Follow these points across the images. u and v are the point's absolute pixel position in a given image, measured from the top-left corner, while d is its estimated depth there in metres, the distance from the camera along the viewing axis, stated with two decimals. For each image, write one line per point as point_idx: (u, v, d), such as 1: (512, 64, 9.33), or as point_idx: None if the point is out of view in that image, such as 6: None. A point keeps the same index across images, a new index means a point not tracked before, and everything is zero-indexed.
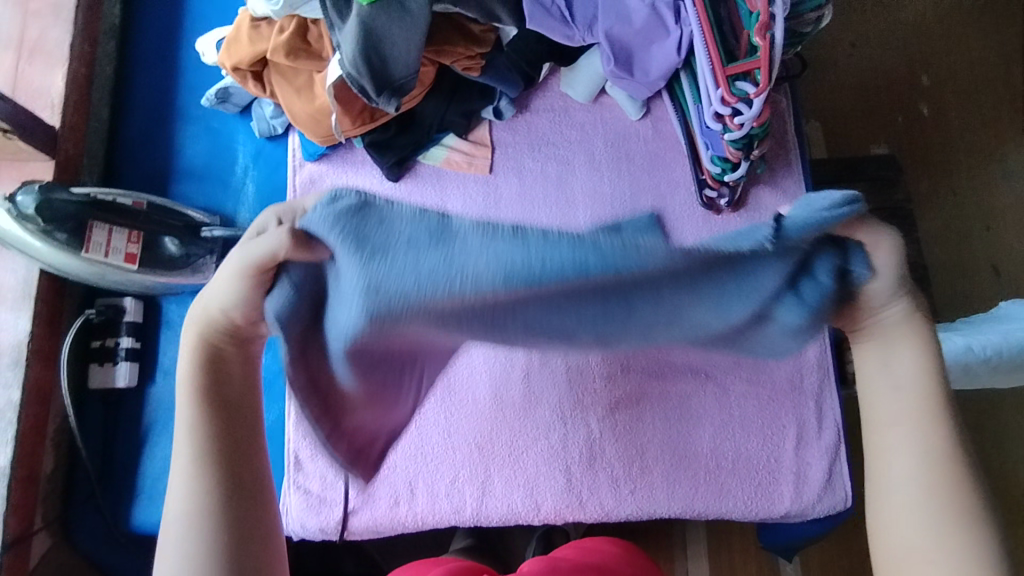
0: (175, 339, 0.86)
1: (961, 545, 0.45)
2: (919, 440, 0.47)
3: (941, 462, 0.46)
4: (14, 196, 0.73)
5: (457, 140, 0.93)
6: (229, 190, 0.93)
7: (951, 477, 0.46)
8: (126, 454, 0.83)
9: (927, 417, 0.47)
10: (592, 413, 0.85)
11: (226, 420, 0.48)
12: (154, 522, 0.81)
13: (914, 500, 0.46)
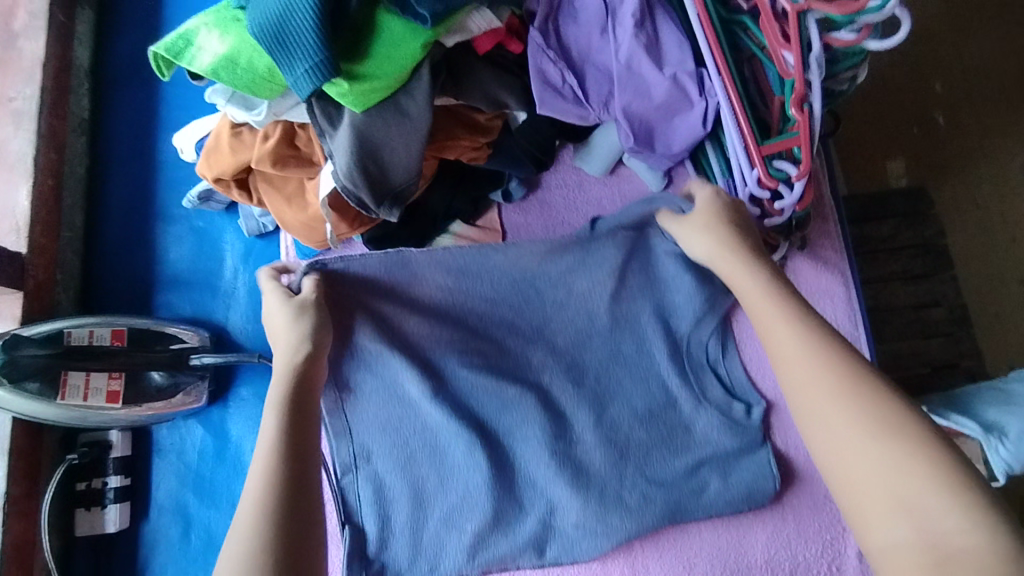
0: (170, 470, 0.79)
1: (876, 437, 0.48)
2: (813, 368, 0.53)
3: (834, 374, 0.52)
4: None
5: (463, 226, 0.85)
6: (218, 296, 0.85)
7: (843, 382, 0.51)
8: None
9: (805, 333, 0.55)
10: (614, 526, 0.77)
11: (293, 449, 0.56)
12: None
13: (841, 434, 0.50)
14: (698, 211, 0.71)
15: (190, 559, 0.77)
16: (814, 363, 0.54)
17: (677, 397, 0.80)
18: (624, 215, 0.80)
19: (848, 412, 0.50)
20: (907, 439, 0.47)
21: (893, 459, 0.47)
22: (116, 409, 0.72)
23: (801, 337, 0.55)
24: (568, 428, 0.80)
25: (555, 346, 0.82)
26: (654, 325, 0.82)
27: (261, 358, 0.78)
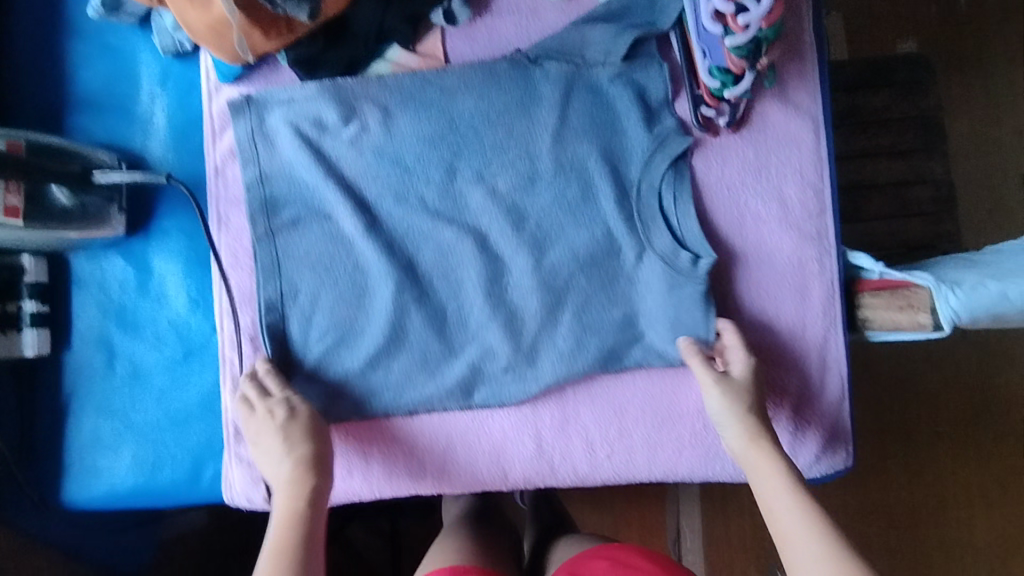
0: (92, 300, 0.77)
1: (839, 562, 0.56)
2: (798, 517, 0.60)
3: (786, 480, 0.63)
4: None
5: (400, 53, 0.77)
6: (135, 122, 0.79)
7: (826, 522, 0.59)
8: (49, 428, 0.75)
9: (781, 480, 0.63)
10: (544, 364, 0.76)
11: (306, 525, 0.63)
12: (91, 498, 0.75)
13: (799, 535, 0.59)
14: (738, 377, 0.70)
15: (116, 387, 0.76)
16: (757, 449, 0.66)
17: (622, 246, 0.75)
18: (605, 38, 0.76)
19: (776, 469, 0.64)
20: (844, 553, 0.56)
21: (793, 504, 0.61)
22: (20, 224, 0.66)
23: (739, 417, 0.69)
24: (504, 272, 0.76)
25: (495, 189, 0.77)
26: (601, 165, 0.76)
27: (171, 181, 0.74)
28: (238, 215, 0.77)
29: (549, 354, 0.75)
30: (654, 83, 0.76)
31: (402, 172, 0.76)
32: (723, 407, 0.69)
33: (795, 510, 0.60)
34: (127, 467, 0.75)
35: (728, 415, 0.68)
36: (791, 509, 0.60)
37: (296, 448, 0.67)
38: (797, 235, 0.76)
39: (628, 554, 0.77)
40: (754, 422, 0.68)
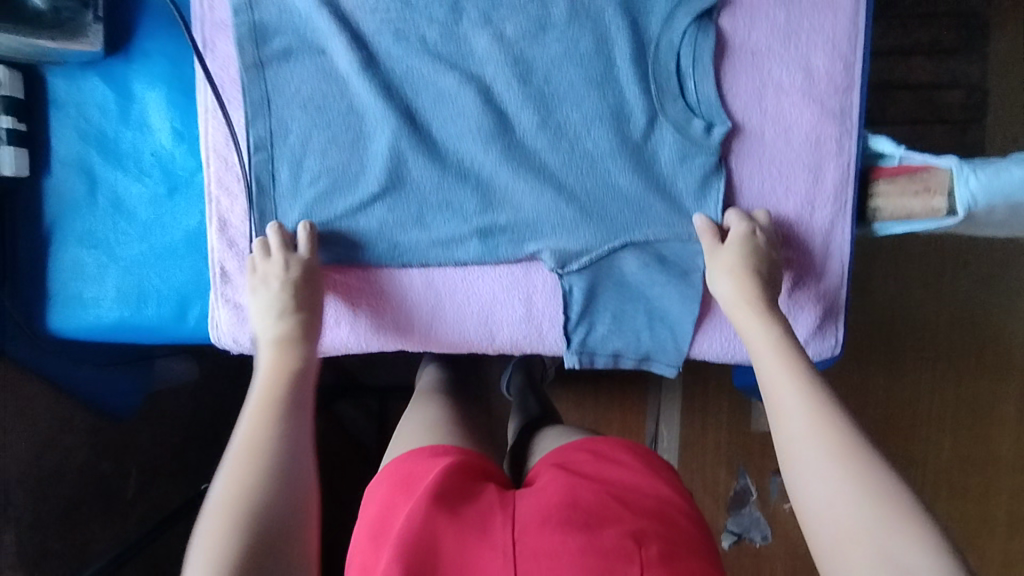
0: (71, 123, 0.73)
1: (846, 480, 0.51)
2: (812, 433, 0.54)
3: (805, 387, 0.58)
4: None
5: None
6: None
7: (848, 438, 0.53)
8: (31, 255, 0.74)
9: (802, 391, 0.57)
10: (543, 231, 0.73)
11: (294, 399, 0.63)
12: (76, 329, 0.74)
13: (812, 454, 0.54)
14: (731, 237, 0.69)
15: (99, 218, 0.74)
16: (788, 379, 0.59)
17: (632, 112, 0.71)
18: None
19: (793, 379, 0.59)
20: (865, 474, 0.51)
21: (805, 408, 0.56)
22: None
23: (754, 313, 0.66)
24: (508, 127, 0.72)
25: (503, 35, 0.71)
26: (619, 17, 0.70)
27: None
28: (224, 43, 0.72)
29: (548, 219, 0.73)
30: None
31: (402, 11, 0.71)
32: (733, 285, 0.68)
33: (807, 413, 0.56)
34: (112, 301, 0.74)
35: (742, 298, 0.67)
36: (799, 413, 0.56)
37: (292, 318, 0.68)
38: (819, 109, 0.71)
39: (609, 450, 0.71)
40: (789, 352, 0.62)
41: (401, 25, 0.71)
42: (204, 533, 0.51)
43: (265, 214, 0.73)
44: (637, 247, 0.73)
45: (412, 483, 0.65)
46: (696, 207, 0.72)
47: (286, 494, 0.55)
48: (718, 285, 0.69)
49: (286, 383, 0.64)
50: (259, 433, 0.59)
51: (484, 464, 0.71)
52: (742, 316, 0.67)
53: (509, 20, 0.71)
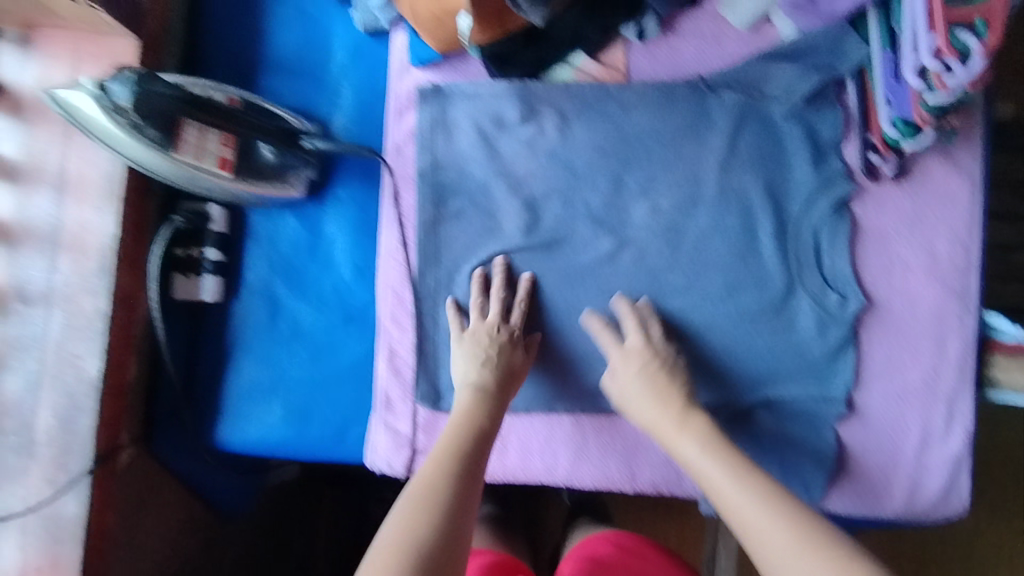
0: (263, 256, 0.80)
1: (815, 557, 0.54)
2: (772, 523, 0.58)
3: (726, 473, 0.63)
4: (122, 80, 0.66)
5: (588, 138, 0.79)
6: (323, 90, 0.80)
7: (807, 525, 0.57)
8: (211, 370, 0.79)
9: (754, 483, 0.62)
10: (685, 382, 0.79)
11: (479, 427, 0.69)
12: (244, 442, 0.79)
13: (778, 547, 0.56)
14: (631, 344, 0.75)
15: (277, 342, 0.80)
16: (737, 490, 0.62)
17: (772, 281, 0.78)
18: (789, 78, 0.78)
19: (742, 486, 0.62)
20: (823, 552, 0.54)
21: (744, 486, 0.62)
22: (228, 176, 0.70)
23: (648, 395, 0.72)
24: (658, 285, 0.79)
25: (659, 206, 0.80)
26: (764, 199, 0.79)
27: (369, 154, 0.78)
28: (410, 195, 0.80)
29: (690, 373, 0.79)
30: (826, 124, 0.78)
31: (569, 180, 0.80)
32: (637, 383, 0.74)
33: (740, 483, 0.62)
34: (280, 418, 0.79)
35: (641, 398, 0.73)
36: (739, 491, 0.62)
37: (495, 385, 0.73)
38: (942, 288, 0.79)
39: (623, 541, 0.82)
40: (728, 466, 0.64)
41: (568, 192, 0.80)
42: (383, 541, 0.56)
43: (430, 350, 0.79)
44: (774, 403, 0.79)
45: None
46: (830, 371, 0.78)
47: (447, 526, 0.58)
48: (612, 387, 0.76)
49: (470, 439, 0.68)
50: (441, 465, 0.64)
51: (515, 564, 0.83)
52: (650, 415, 0.72)
53: (665, 193, 0.79)
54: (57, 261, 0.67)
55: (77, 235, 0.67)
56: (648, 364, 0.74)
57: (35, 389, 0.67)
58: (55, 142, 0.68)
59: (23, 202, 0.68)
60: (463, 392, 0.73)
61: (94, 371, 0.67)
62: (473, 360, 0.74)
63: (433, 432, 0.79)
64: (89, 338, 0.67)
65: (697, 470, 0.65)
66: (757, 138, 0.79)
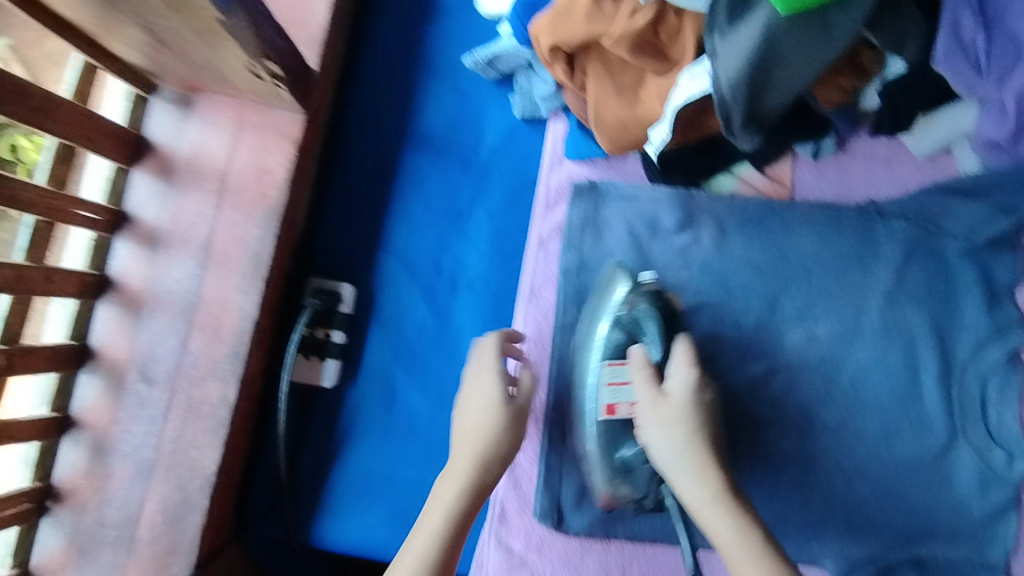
0: (388, 340, 0.75)
1: None
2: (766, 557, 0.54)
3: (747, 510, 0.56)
4: (642, 306, 0.66)
5: (684, 344, 0.63)
6: (470, 174, 0.77)
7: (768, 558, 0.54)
8: (317, 460, 0.73)
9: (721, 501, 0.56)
10: (829, 526, 0.72)
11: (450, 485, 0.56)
12: (342, 541, 0.72)
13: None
14: (673, 392, 0.61)
15: (391, 434, 0.74)
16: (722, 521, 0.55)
17: (932, 428, 0.73)
18: (973, 218, 0.73)
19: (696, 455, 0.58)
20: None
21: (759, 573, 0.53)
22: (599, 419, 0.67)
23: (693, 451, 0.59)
24: (808, 419, 0.73)
25: (815, 334, 0.74)
26: (929, 339, 0.73)
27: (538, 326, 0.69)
28: (551, 292, 0.75)
29: (833, 520, 0.72)
30: (1001, 265, 0.74)
31: (722, 295, 0.75)
32: (682, 450, 0.59)
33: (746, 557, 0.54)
34: (384, 521, 0.72)
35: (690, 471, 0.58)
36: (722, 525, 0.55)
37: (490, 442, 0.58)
38: None
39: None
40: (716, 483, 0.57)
41: (719, 307, 0.75)
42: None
43: (557, 461, 0.73)
44: (925, 562, 0.71)
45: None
46: (990, 534, 0.71)
47: None
48: (651, 434, 0.60)
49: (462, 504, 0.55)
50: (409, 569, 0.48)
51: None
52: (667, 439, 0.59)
53: (822, 320, 0.74)
54: (189, 339, 0.62)
55: (215, 314, 0.62)
56: (696, 416, 0.60)
57: (143, 478, 0.61)
58: (203, 212, 0.63)
59: (160, 272, 0.63)
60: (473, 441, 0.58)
61: (211, 464, 0.61)
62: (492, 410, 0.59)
63: (548, 551, 0.72)
64: (212, 428, 0.61)
65: (698, 506, 0.57)
66: (924, 273, 0.74)
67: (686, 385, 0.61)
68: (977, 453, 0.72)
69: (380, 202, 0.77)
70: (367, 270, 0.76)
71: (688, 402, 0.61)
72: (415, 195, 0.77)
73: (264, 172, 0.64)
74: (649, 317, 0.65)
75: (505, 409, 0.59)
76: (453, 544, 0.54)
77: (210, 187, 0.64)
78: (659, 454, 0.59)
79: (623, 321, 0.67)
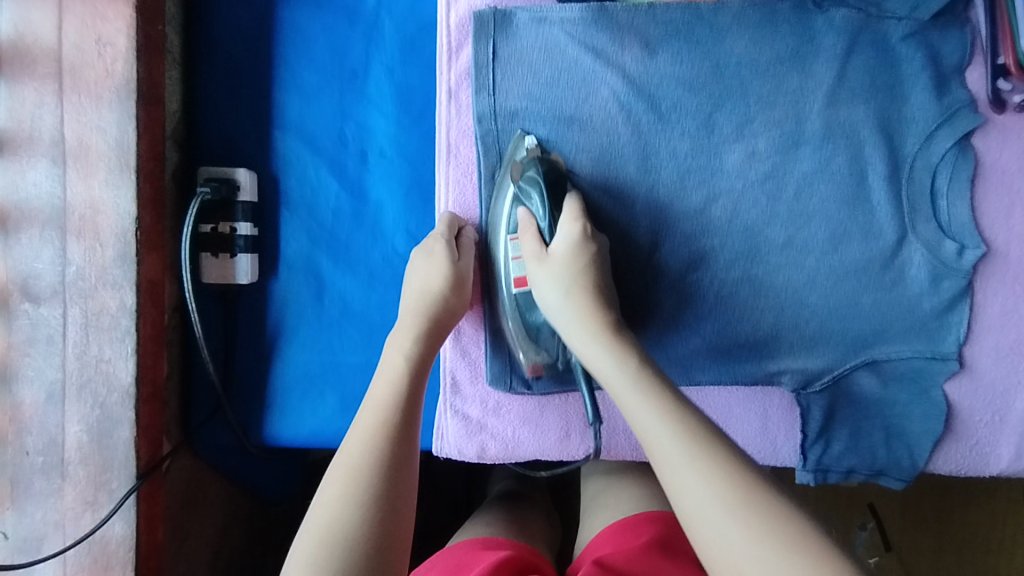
0: (302, 225, 0.69)
1: (735, 518, 0.42)
2: (700, 476, 0.44)
3: (689, 443, 0.45)
4: (530, 173, 0.64)
5: (573, 200, 0.63)
6: (358, 25, 0.68)
7: (719, 471, 0.44)
8: (253, 360, 0.70)
9: (667, 425, 0.47)
10: (783, 344, 0.71)
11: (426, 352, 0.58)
12: (297, 436, 0.70)
13: (698, 502, 0.43)
14: (556, 249, 0.61)
15: (325, 323, 0.70)
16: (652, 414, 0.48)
17: (881, 229, 0.70)
18: None
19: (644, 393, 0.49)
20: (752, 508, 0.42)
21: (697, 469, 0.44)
22: (514, 289, 0.66)
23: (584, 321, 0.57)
24: (756, 240, 0.70)
25: (754, 150, 0.69)
26: (876, 135, 0.69)
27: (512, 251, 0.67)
28: (468, 147, 0.68)
29: (787, 338, 0.71)
30: (949, 45, 0.68)
31: (654, 121, 0.69)
32: (564, 301, 0.59)
33: (676, 441, 0.46)
34: (335, 410, 0.70)
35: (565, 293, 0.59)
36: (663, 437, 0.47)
37: (439, 301, 0.62)
38: None
39: (673, 517, 0.68)
40: (663, 399, 0.49)
41: (651, 137, 0.69)
42: (339, 467, 0.49)
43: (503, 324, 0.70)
44: (879, 363, 0.71)
45: (463, 567, 0.62)
46: (941, 328, 0.71)
47: (389, 459, 0.50)
48: (589, 355, 0.55)
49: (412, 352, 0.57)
50: (373, 425, 0.51)
51: (535, 556, 0.67)
52: (554, 301, 0.59)
53: (762, 131, 0.69)
54: (67, 248, 0.56)
55: (89, 216, 0.56)
56: (577, 272, 0.60)
57: (58, 400, 0.57)
58: (45, 101, 0.55)
59: (12, 178, 0.55)
60: (417, 302, 0.62)
61: (126, 376, 0.57)
62: (419, 273, 0.63)
63: (505, 413, 0.72)
64: (117, 339, 0.57)
65: (645, 423, 0.48)
66: (867, 64, 0.68)
67: (568, 242, 0.61)
68: (929, 250, 0.70)
69: (262, 70, 0.68)
70: (263, 151, 0.68)
71: (573, 254, 0.61)
72: (299, 58, 0.68)
73: (103, 43, 0.55)
74: (534, 184, 0.63)
75: (447, 273, 0.63)
76: (414, 380, 0.55)
77: (45, 71, 0.55)
78: (551, 313, 0.60)
79: (518, 198, 0.65)
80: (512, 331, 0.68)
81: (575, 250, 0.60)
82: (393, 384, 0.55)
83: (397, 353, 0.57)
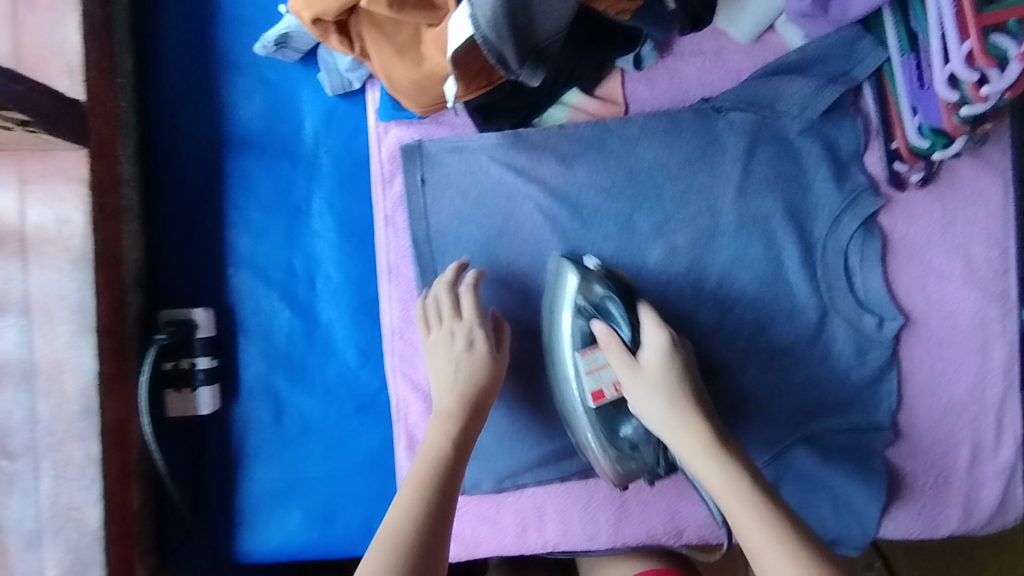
0: (259, 351, 0.74)
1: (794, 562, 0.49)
2: (756, 522, 0.51)
3: (760, 495, 0.53)
4: (597, 291, 0.66)
5: (649, 312, 0.65)
6: (299, 165, 0.75)
7: (783, 532, 0.50)
8: (221, 482, 0.74)
9: (728, 471, 0.55)
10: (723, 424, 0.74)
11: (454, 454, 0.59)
12: (267, 550, 0.73)
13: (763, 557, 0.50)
14: (647, 360, 0.62)
15: (286, 442, 0.74)
16: (730, 480, 0.54)
17: (804, 308, 0.74)
18: (804, 92, 0.72)
19: (703, 441, 0.57)
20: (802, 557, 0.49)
21: (751, 515, 0.52)
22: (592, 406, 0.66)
23: (676, 397, 0.60)
24: (686, 328, 0.74)
25: (674, 246, 0.74)
26: (786, 222, 0.73)
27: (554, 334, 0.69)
28: (407, 266, 0.74)
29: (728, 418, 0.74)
30: (844, 135, 0.73)
31: (577, 228, 0.74)
32: (666, 416, 0.59)
33: (747, 508, 0.52)
34: (300, 523, 0.73)
35: (667, 425, 0.59)
36: (737, 504, 0.53)
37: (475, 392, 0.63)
38: (980, 293, 0.73)
39: None
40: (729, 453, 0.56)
41: (577, 242, 0.74)
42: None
43: None
44: (818, 437, 0.74)
45: None
46: (873, 397, 0.74)
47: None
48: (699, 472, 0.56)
49: (452, 441, 0.60)
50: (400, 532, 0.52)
51: None
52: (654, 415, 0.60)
53: (680, 226, 0.74)
54: (36, 408, 0.61)
55: (53, 376, 0.61)
56: (674, 378, 0.61)
57: (34, 548, 0.61)
58: (12, 277, 0.61)
59: None
60: (449, 398, 0.62)
61: (94, 520, 0.61)
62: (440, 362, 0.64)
63: (463, 513, 0.75)
64: (85, 486, 0.61)
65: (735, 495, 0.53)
66: (770, 158, 0.73)
67: (659, 351, 0.62)
68: (851, 325, 0.74)
69: (213, 215, 0.74)
70: (219, 288, 0.74)
71: (664, 365, 0.62)
72: (248, 200, 0.74)
73: (62, 221, 0.61)
74: (613, 310, 0.66)
75: (490, 362, 0.64)
76: (440, 490, 0.55)
77: (10, 251, 0.61)
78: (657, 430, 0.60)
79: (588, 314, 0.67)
80: (601, 456, 0.67)
81: (667, 362, 0.61)
82: (419, 488, 0.55)
83: (426, 455, 0.58)
